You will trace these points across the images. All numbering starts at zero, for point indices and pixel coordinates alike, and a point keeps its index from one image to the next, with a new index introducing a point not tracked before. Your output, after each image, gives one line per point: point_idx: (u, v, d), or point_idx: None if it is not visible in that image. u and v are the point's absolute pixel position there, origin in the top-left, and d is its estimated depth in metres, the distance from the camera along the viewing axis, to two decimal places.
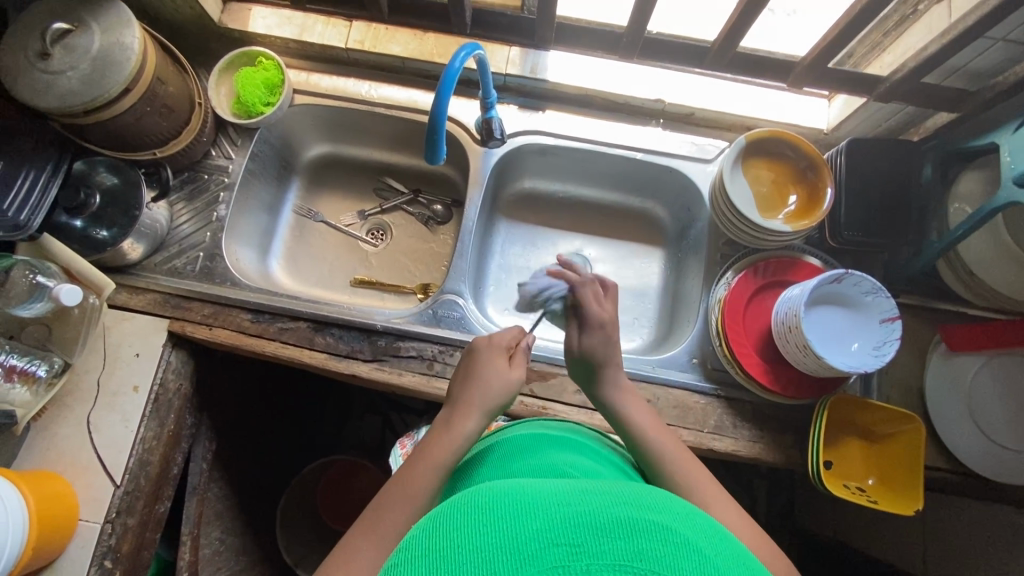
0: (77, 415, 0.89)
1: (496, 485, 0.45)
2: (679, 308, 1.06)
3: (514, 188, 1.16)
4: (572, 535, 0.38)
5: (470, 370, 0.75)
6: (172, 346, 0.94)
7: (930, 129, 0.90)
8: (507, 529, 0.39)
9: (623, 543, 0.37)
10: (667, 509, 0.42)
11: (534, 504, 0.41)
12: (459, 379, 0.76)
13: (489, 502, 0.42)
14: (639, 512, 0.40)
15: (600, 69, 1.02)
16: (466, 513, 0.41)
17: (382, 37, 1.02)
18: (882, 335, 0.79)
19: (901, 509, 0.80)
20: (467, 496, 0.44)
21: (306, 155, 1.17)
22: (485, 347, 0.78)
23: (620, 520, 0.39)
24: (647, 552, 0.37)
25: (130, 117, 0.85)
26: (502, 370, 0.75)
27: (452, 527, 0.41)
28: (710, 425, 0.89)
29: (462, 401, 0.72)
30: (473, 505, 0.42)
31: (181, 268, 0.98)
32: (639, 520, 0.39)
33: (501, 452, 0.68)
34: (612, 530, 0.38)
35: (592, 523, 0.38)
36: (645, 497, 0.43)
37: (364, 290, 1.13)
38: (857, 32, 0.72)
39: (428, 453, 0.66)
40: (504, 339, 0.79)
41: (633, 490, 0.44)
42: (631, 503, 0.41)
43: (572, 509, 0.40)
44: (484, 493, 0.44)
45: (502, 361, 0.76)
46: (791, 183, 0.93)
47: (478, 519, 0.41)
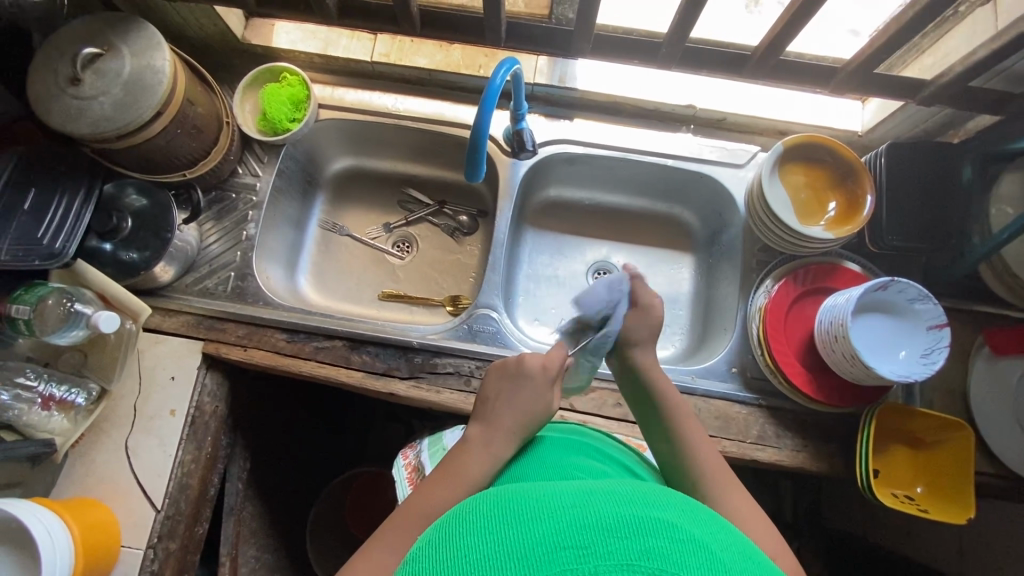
0: (114, 440, 0.89)
1: (502, 495, 0.45)
2: (713, 315, 1.05)
3: (541, 197, 1.14)
4: (578, 537, 0.37)
5: (513, 390, 0.71)
6: (207, 368, 0.94)
7: (971, 132, 0.89)
8: (513, 537, 0.39)
9: (628, 541, 0.37)
10: (671, 507, 0.42)
11: (539, 510, 0.41)
12: (497, 395, 0.72)
13: (497, 511, 0.42)
14: (643, 510, 0.39)
15: (628, 77, 1.02)
16: (475, 524, 0.41)
17: (407, 50, 1.03)
18: (930, 342, 0.78)
19: (952, 519, 0.79)
20: (474, 509, 0.44)
21: (330, 168, 1.16)
22: (538, 372, 0.72)
23: (623, 519, 0.38)
24: (654, 549, 0.36)
25: (162, 139, 0.84)
26: (545, 398, 0.71)
27: (461, 539, 0.40)
28: (752, 435, 0.89)
29: (501, 420, 0.68)
30: (481, 517, 0.42)
31: (213, 289, 0.97)
32: (644, 518, 0.38)
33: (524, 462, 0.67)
34: (619, 530, 0.38)
35: (597, 525, 0.38)
36: (649, 496, 0.42)
37: (392, 304, 1.12)
38: (904, 39, 0.71)
39: (460, 468, 0.64)
40: (554, 363, 0.74)
41: (635, 490, 0.43)
42: (636, 502, 0.41)
43: (575, 512, 0.39)
44: (486, 506, 0.43)
45: (547, 389, 0.72)
46: (829, 189, 0.92)
47: (485, 530, 0.40)
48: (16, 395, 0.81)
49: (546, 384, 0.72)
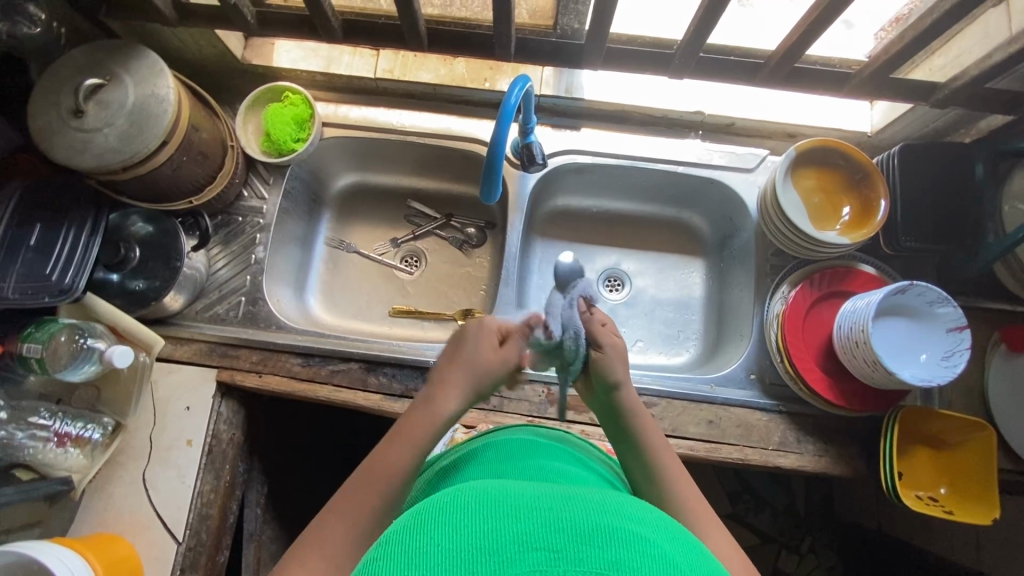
0: (131, 474, 0.88)
1: (478, 488, 0.43)
2: (726, 320, 1.05)
3: (549, 206, 1.13)
4: (550, 540, 0.36)
5: (456, 350, 0.70)
6: (222, 396, 0.92)
7: (983, 131, 0.89)
8: (482, 527, 0.37)
9: (603, 550, 0.36)
10: (648, 522, 0.41)
11: (514, 506, 0.40)
12: (445, 358, 0.71)
13: (468, 501, 0.41)
14: (619, 521, 0.39)
15: (634, 84, 1.01)
16: (446, 509, 0.40)
17: (411, 65, 1.01)
18: (951, 345, 0.78)
19: (977, 519, 0.79)
20: (444, 495, 0.43)
21: (334, 185, 1.15)
22: (475, 327, 0.72)
23: (601, 527, 0.38)
24: (628, 562, 0.35)
25: (168, 168, 0.82)
26: (489, 353, 0.69)
27: (428, 522, 0.39)
28: (774, 442, 0.89)
29: (447, 375, 0.68)
30: (453, 501, 0.41)
31: (224, 315, 0.96)
32: (620, 530, 0.38)
33: (495, 448, 0.64)
34: (593, 539, 0.37)
35: (573, 530, 0.37)
36: (627, 509, 0.42)
37: (404, 320, 1.11)
38: (921, 45, 0.70)
39: (407, 431, 0.63)
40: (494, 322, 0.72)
41: (613, 500, 0.43)
42: (614, 512, 0.40)
43: (550, 515, 0.38)
44: (461, 496, 0.42)
45: (490, 345, 0.70)
46: (841, 192, 0.92)
47: (457, 518, 0.39)
48: (32, 434, 0.80)
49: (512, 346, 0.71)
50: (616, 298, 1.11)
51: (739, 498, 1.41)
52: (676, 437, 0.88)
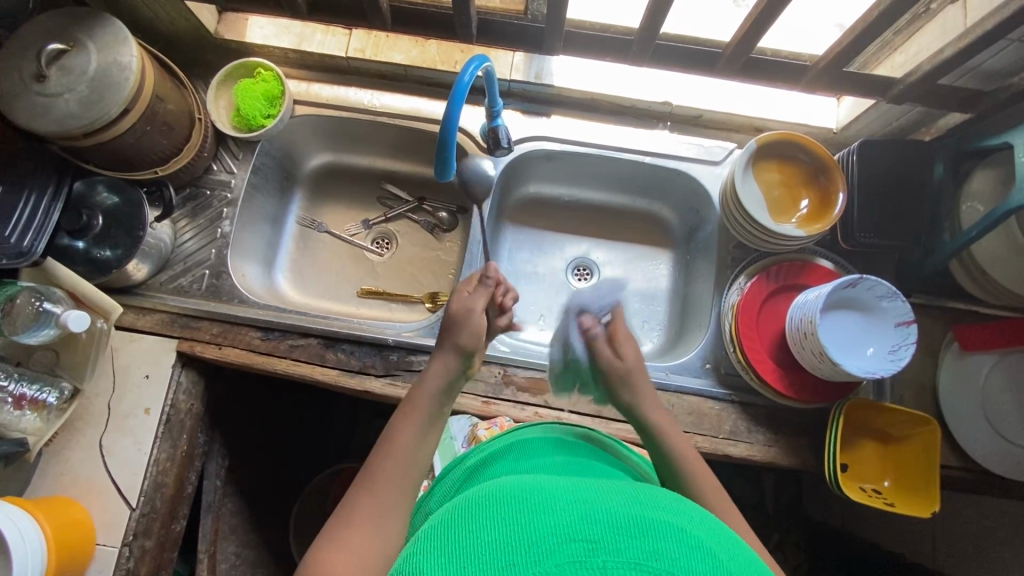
0: (89, 439, 0.89)
1: (517, 485, 0.47)
2: (689, 311, 1.05)
3: (520, 193, 1.13)
4: (592, 531, 0.40)
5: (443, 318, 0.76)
6: (182, 366, 0.93)
7: (942, 129, 0.89)
8: (524, 521, 0.41)
9: (639, 540, 0.40)
10: (679, 514, 0.44)
11: (553, 502, 0.43)
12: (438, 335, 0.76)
13: (507, 498, 0.45)
14: (653, 513, 0.43)
15: (603, 73, 1.02)
16: (486, 508, 0.44)
17: (383, 45, 1.02)
18: (898, 339, 0.79)
19: (918, 512, 0.80)
20: (489, 493, 0.47)
21: (307, 165, 1.15)
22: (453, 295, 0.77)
23: (634, 520, 0.41)
24: (661, 551, 0.39)
25: (131, 137, 0.84)
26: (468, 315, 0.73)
27: (471, 519, 0.43)
28: (724, 431, 0.89)
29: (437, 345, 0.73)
30: (491, 501, 0.45)
31: (187, 287, 0.97)
32: (651, 523, 0.41)
33: (518, 451, 0.64)
34: (629, 530, 0.40)
35: (610, 523, 0.41)
36: (658, 501, 0.45)
37: (372, 301, 1.12)
38: (871, 39, 0.71)
39: (413, 406, 0.67)
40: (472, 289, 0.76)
41: (644, 495, 0.46)
42: (644, 505, 0.44)
43: (588, 509, 0.42)
44: (501, 492, 0.46)
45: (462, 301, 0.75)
46: (802, 186, 0.93)
47: (501, 515, 0.43)
48: None
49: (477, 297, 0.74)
50: (583, 287, 1.12)
51: None
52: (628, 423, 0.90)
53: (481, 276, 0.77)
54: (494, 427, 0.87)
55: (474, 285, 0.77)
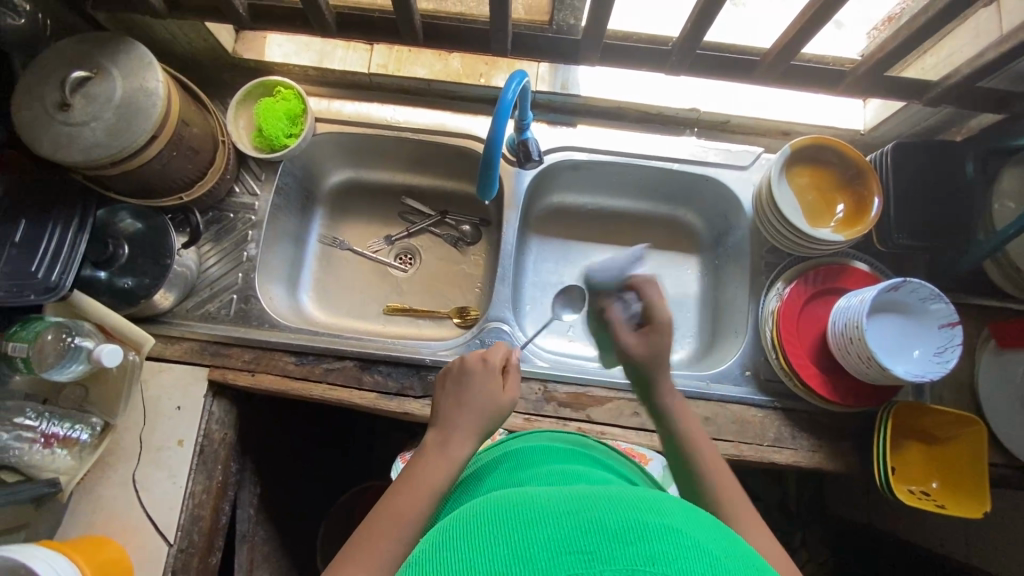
0: (122, 475, 0.86)
1: (506, 501, 0.43)
2: (721, 316, 1.04)
3: (544, 203, 1.12)
4: (583, 543, 0.36)
5: (462, 385, 0.71)
6: (214, 396, 0.91)
7: (974, 130, 0.90)
8: (509, 541, 0.38)
9: (635, 545, 0.36)
10: (678, 515, 0.40)
11: (543, 516, 0.39)
12: (445, 397, 0.71)
13: (493, 516, 0.41)
14: (649, 516, 0.39)
15: (628, 81, 1.01)
16: (472, 526, 0.41)
17: (406, 60, 1.01)
18: (942, 341, 0.79)
19: (968, 512, 0.80)
20: (477, 511, 0.43)
21: (327, 182, 1.13)
22: (482, 367, 0.73)
23: (628, 524, 0.37)
24: (659, 554, 0.35)
25: (158, 163, 0.81)
26: (493, 391, 0.71)
27: (456, 540, 0.40)
28: (769, 438, 0.89)
29: (455, 421, 0.68)
30: (480, 517, 0.42)
31: (215, 313, 0.95)
32: (648, 526, 0.38)
33: (515, 456, 0.65)
34: (622, 535, 0.37)
35: (602, 530, 0.37)
36: (657, 504, 0.41)
37: (398, 318, 1.10)
38: (915, 45, 0.71)
39: (419, 482, 0.62)
40: (496, 358, 0.75)
41: (639, 499, 0.42)
42: (641, 508, 0.40)
43: (578, 518, 0.38)
44: (489, 509, 0.43)
45: (497, 382, 0.72)
46: (836, 191, 0.92)
47: (490, 535, 0.39)
48: (18, 435, 0.77)
49: (514, 383, 0.74)
50: None
51: None
52: None
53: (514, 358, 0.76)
54: None
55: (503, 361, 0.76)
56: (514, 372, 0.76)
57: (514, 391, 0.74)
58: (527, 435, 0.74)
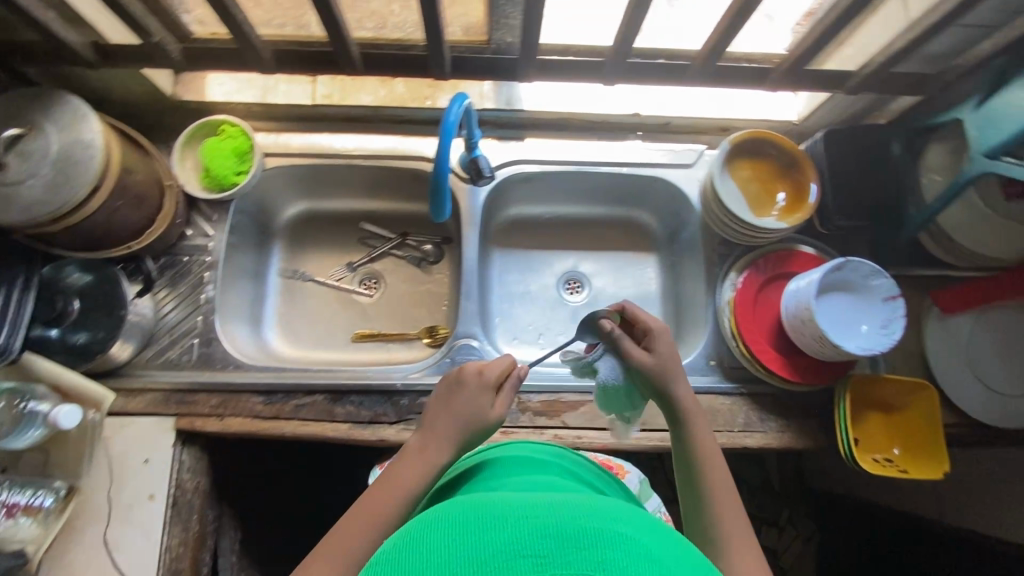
0: (93, 537, 0.83)
1: (469, 500, 0.43)
2: (684, 310, 1.07)
3: (503, 217, 1.14)
4: (538, 547, 0.37)
5: (452, 397, 0.70)
6: (183, 445, 0.89)
7: (896, 112, 0.96)
8: (466, 541, 0.38)
9: (588, 551, 0.37)
10: (635, 522, 0.41)
11: (503, 515, 0.40)
12: (433, 401, 0.71)
13: (454, 512, 0.41)
14: (608, 522, 0.39)
15: (569, 93, 1.05)
16: (433, 522, 0.41)
17: (350, 89, 1.03)
18: (888, 314, 0.83)
19: (931, 474, 0.84)
20: (440, 508, 0.43)
21: (283, 215, 1.12)
22: (476, 380, 0.71)
23: (586, 529, 0.38)
24: (608, 561, 0.36)
25: (102, 215, 0.80)
26: (482, 406, 0.70)
27: (416, 535, 0.40)
28: (739, 424, 0.92)
29: (437, 427, 0.68)
30: (441, 514, 0.42)
31: (177, 360, 0.93)
32: (605, 531, 0.38)
33: (492, 465, 0.65)
34: (578, 538, 0.37)
35: (560, 534, 0.38)
36: (618, 510, 0.42)
37: (367, 345, 1.09)
38: (828, 40, 0.76)
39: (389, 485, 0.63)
40: (494, 371, 0.72)
41: (600, 502, 0.43)
42: (602, 512, 0.41)
43: (538, 519, 0.39)
44: (452, 506, 0.43)
45: (487, 398, 0.70)
46: (776, 180, 0.97)
47: (450, 531, 0.39)
48: None
49: (506, 399, 0.71)
50: (577, 300, 1.13)
51: None
52: (647, 430, 0.91)
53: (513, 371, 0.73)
54: None
55: (502, 373, 0.73)
56: (510, 389, 0.73)
57: (505, 409, 0.71)
58: (520, 444, 0.75)
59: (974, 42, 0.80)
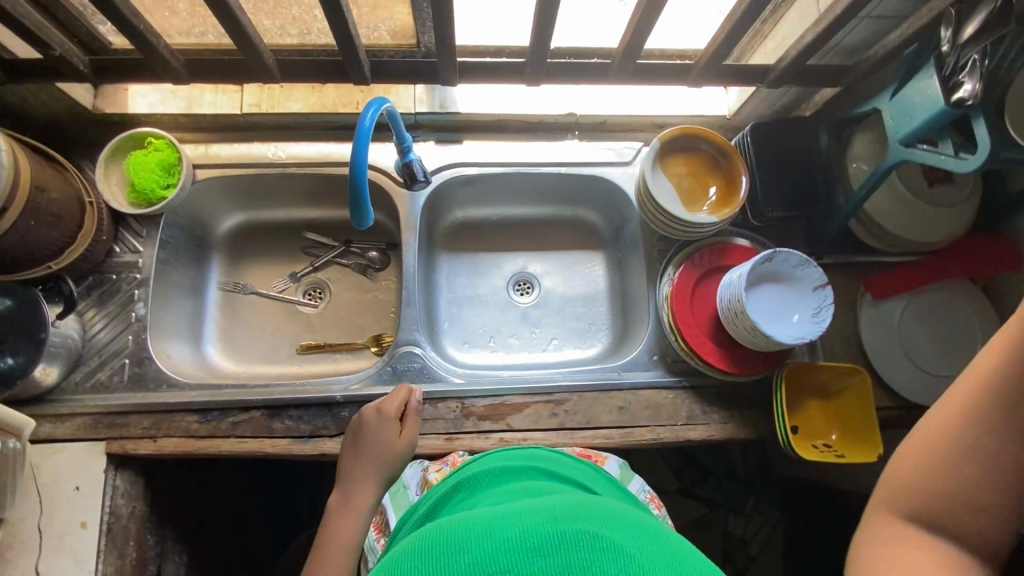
0: (22, 570, 0.80)
1: (433, 530, 0.47)
2: (630, 308, 1.08)
3: (447, 220, 1.13)
4: (504, 561, 0.41)
5: (361, 442, 0.77)
6: (117, 469, 0.86)
7: (820, 104, 0.98)
8: (445, 563, 0.42)
9: (552, 557, 0.41)
10: (599, 518, 0.46)
11: (468, 540, 0.43)
12: (347, 453, 0.77)
13: (425, 543, 0.45)
14: (571, 524, 0.44)
15: (504, 94, 1.04)
16: (404, 558, 0.44)
17: (278, 97, 0.99)
18: (817, 302, 0.85)
19: (865, 458, 0.86)
20: (413, 542, 0.47)
21: (220, 228, 1.10)
22: (377, 419, 0.79)
23: (547, 535, 0.42)
24: (572, 562, 0.40)
25: (15, 235, 0.77)
26: (390, 439, 0.77)
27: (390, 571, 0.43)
28: (682, 417, 0.93)
29: (356, 474, 0.74)
30: (411, 549, 0.45)
31: (107, 381, 0.90)
32: (568, 534, 0.42)
33: (465, 483, 0.64)
34: (542, 547, 0.42)
35: (525, 547, 0.42)
36: (582, 510, 0.46)
37: (313, 356, 1.07)
38: (740, 36, 0.77)
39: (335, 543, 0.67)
40: (392, 406, 0.80)
41: (566, 505, 0.47)
42: (564, 516, 0.45)
43: (501, 536, 0.43)
44: (421, 539, 0.46)
45: (392, 430, 0.79)
46: (708, 175, 0.98)
47: (419, 562, 0.43)
48: None
49: (411, 428, 0.79)
50: (526, 301, 1.12)
51: (682, 472, 1.40)
52: (591, 428, 0.91)
53: (408, 393, 0.82)
54: (446, 465, 0.83)
55: (399, 401, 0.82)
56: (413, 416, 0.82)
57: (414, 435, 0.80)
58: (489, 454, 0.73)
59: (884, 34, 0.82)
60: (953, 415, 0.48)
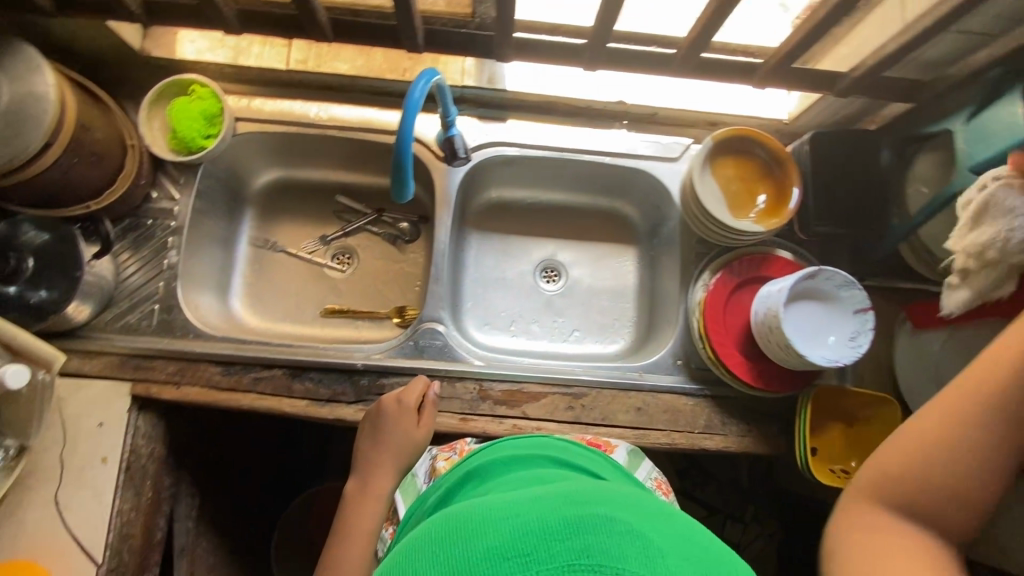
0: (45, 496, 0.83)
1: (449, 519, 0.46)
2: (657, 307, 1.06)
3: (482, 199, 1.11)
4: (524, 542, 0.40)
5: (381, 429, 0.82)
6: (139, 410, 0.88)
7: (886, 118, 0.93)
8: (462, 548, 0.41)
9: (573, 539, 0.40)
10: (622, 507, 0.44)
11: (485, 525, 0.43)
12: (366, 439, 0.83)
13: (441, 532, 0.44)
14: (593, 510, 0.43)
15: (554, 75, 1.02)
16: (422, 547, 0.44)
17: (325, 55, 1.00)
18: (857, 326, 0.82)
19: None
20: (429, 531, 0.46)
21: (256, 183, 1.09)
22: (395, 407, 0.83)
23: (567, 519, 0.41)
24: (593, 545, 0.39)
25: (57, 172, 0.78)
26: (408, 430, 0.82)
27: (407, 561, 0.43)
28: (699, 425, 0.91)
29: (376, 462, 0.81)
30: (427, 538, 0.45)
31: (136, 324, 0.92)
32: (589, 519, 0.41)
33: (482, 474, 0.64)
34: (561, 530, 0.40)
35: (544, 529, 0.41)
36: (605, 500, 0.45)
37: (337, 320, 1.07)
38: (816, 39, 0.73)
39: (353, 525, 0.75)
40: (411, 397, 0.84)
41: (587, 493, 0.46)
42: (584, 504, 0.44)
43: (518, 521, 0.42)
44: (436, 528, 0.46)
45: (411, 420, 0.83)
46: (758, 181, 0.94)
47: (436, 551, 0.42)
48: None
49: (428, 420, 0.84)
50: (553, 289, 1.10)
51: (687, 475, 1.39)
52: (606, 425, 0.90)
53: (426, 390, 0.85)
54: (454, 454, 0.82)
55: (417, 394, 0.85)
56: (430, 407, 0.86)
57: (430, 426, 0.84)
58: (492, 446, 0.73)
59: (972, 51, 0.77)
60: (940, 408, 0.58)
